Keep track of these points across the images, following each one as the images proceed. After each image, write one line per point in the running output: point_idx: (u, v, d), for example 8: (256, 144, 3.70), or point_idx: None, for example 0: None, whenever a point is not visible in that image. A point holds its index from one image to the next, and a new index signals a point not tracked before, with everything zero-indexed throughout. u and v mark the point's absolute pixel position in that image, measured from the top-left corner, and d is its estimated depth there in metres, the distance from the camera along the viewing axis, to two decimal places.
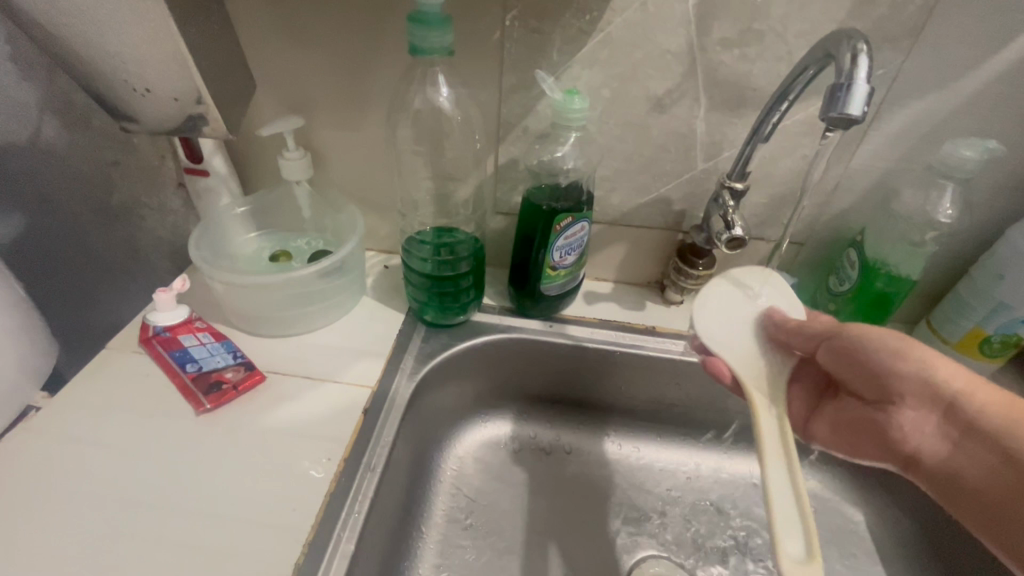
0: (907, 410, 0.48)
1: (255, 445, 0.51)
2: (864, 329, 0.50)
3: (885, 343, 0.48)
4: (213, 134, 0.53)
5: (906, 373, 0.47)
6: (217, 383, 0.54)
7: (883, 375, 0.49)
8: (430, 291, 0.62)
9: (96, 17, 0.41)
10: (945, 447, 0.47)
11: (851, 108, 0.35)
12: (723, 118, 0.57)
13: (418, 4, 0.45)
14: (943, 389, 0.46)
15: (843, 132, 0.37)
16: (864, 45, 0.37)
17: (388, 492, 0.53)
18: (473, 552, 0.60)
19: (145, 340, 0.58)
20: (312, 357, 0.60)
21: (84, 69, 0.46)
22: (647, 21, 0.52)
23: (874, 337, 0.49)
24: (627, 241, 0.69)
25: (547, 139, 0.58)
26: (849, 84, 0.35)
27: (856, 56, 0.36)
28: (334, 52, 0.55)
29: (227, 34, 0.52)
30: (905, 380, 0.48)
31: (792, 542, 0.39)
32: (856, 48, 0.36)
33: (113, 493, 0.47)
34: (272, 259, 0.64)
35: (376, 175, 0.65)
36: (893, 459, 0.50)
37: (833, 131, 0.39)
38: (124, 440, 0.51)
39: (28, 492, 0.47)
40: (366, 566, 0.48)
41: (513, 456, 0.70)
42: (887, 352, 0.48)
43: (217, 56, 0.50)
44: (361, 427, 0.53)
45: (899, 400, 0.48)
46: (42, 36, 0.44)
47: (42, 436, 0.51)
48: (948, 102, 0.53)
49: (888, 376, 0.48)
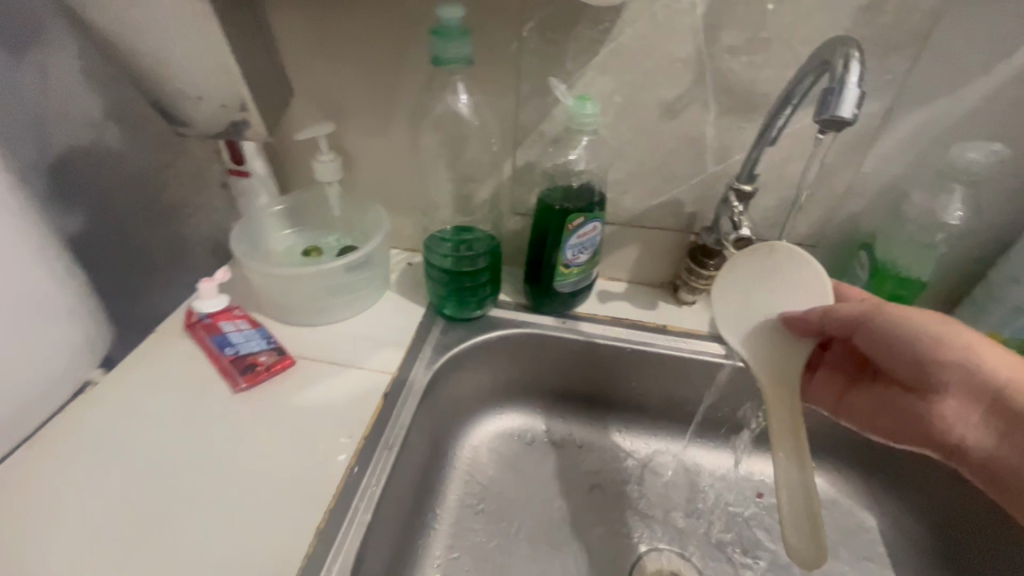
0: (947, 398, 0.47)
1: (284, 422, 0.55)
2: (905, 312, 0.48)
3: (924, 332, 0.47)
4: (253, 137, 0.58)
5: (948, 362, 0.46)
6: (251, 365, 0.59)
7: (924, 364, 0.47)
8: (449, 285, 0.66)
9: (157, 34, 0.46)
10: (990, 437, 0.45)
11: (842, 111, 0.37)
12: (733, 123, 0.59)
13: (440, 18, 0.49)
14: (987, 376, 0.45)
15: (835, 133, 0.38)
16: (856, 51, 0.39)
17: (403, 473, 0.56)
18: (484, 535, 0.63)
19: (190, 325, 0.64)
20: (338, 345, 0.64)
21: (145, 80, 0.52)
22: (656, 31, 0.54)
23: (914, 324, 0.47)
24: (640, 241, 0.71)
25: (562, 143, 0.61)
26: (840, 88, 0.37)
27: (848, 63, 0.38)
28: (365, 62, 0.59)
29: (268, 47, 0.58)
30: (947, 368, 0.46)
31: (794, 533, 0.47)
32: (848, 55, 0.38)
33: (159, 460, 0.52)
34: (304, 254, 0.69)
35: (402, 177, 0.69)
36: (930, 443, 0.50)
37: (827, 134, 0.40)
38: (169, 414, 0.56)
39: (87, 457, 0.52)
40: (382, 538, 0.51)
41: (526, 448, 0.72)
42: (927, 341, 0.47)
43: (259, 67, 0.56)
44: (381, 410, 0.57)
45: (942, 387, 0.47)
46: (112, 51, 0.49)
47: (100, 408, 0.57)
48: (959, 106, 0.53)
49: (929, 365, 0.47)
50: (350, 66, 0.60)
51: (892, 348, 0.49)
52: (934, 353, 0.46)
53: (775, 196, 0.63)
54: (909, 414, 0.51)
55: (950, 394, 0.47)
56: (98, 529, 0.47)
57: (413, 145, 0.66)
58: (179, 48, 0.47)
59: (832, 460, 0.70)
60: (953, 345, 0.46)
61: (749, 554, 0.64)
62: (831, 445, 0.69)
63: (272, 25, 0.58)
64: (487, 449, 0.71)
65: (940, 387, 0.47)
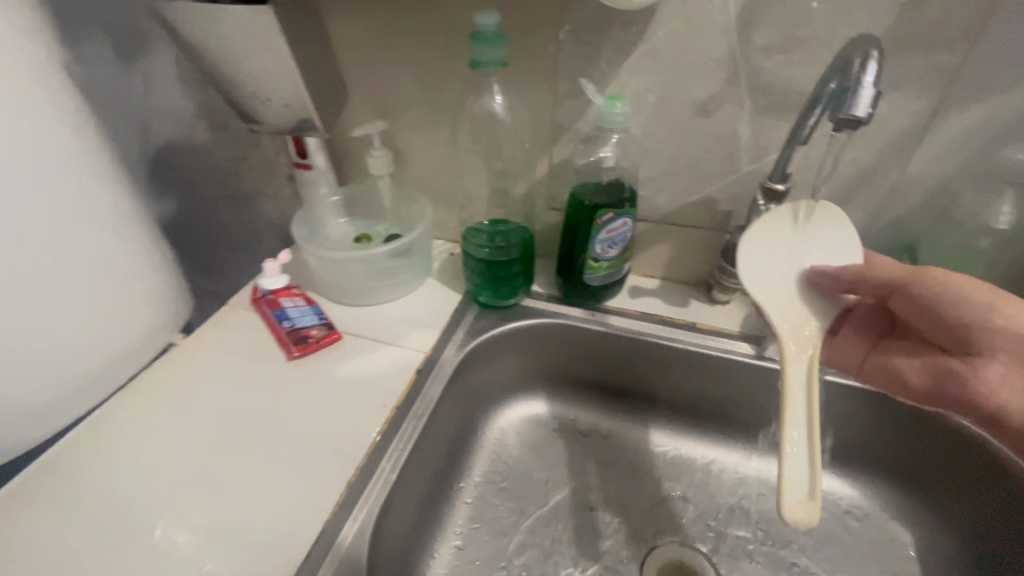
0: (991, 362, 0.46)
1: (329, 388, 0.62)
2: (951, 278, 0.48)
3: (968, 297, 0.47)
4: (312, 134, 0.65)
5: (992, 324, 0.45)
6: (304, 337, 0.66)
7: (968, 326, 0.47)
8: (483, 274, 0.70)
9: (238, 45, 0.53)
10: None
11: (856, 110, 0.37)
12: (768, 121, 0.59)
13: (477, 25, 0.53)
14: None
15: (850, 133, 0.38)
16: (877, 50, 0.39)
17: (429, 442, 0.61)
18: (504, 510, 0.67)
19: (255, 300, 0.72)
20: (380, 324, 0.70)
21: (227, 83, 0.59)
22: (689, 32, 0.56)
23: (961, 288, 0.47)
24: (673, 239, 0.72)
25: (594, 141, 0.64)
26: (856, 87, 0.38)
27: (866, 62, 0.38)
28: (414, 65, 0.65)
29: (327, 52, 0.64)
30: (990, 332, 0.45)
31: (795, 492, 0.45)
32: (867, 54, 0.38)
33: (226, 413, 0.60)
34: (355, 240, 0.76)
35: (445, 171, 0.74)
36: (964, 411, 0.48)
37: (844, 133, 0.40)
38: (235, 375, 0.64)
39: (167, 407, 0.61)
40: (406, 497, 0.57)
41: (551, 433, 0.75)
42: (975, 304, 0.46)
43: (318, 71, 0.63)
44: (413, 385, 0.62)
45: (987, 350, 0.46)
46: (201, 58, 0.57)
47: (180, 366, 0.66)
48: (1014, 106, 0.51)
49: (971, 326, 0.46)
50: (401, 68, 0.65)
51: (936, 309, 0.48)
52: (975, 316, 0.46)
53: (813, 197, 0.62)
54: (945, 379, 0.49)
55: (991, 357, 0.46)
56: (173, 468, 0.56)
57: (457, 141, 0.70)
58: (253, 55, 0.54)
59: (868, 472, 0.67)
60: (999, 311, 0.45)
61: (768, 557, 0.64)
62: (867, 456, 0.67)
63: (334, 33, 0.64)
64: (516, 432, 0.75)
65: (983, 350, 0.46)
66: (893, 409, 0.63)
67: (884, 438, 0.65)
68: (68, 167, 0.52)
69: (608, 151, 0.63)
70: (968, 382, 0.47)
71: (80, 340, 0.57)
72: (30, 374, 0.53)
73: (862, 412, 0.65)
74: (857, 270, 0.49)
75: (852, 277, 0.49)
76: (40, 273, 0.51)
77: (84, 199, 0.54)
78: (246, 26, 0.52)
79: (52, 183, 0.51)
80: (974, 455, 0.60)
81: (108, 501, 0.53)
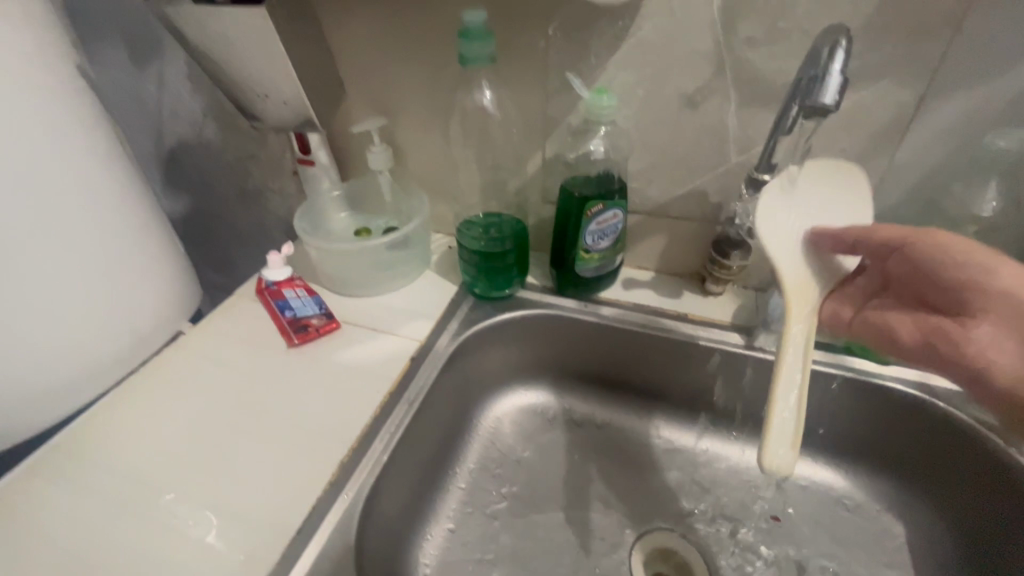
0: (983, 323, 0.47)
1: (328, 375, 0.64)
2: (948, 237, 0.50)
3: (965, 257, 0.48)
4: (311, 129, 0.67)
5: (984, 285, 0.47)
6: (305, 326, 0.69)
7: (963, 287, 0.48)
8: (478, 266, 0.72)
9: (238, 45, 0.56)
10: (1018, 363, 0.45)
11: (824, 99, 0.39)
12: (756, 112, 0.59)
13: (465, 22, 0.55)
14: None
15: (820, 119, 0.40)
16: (846, 39, 0.40)
17: (422, 428, 0.63)
18: (496, 496, 0.69)
19: (260, 291, 0.75)
20: (378, 314, 0.72)
21: (230, 81, 0.62)
22: (675, 25, 0.57)
23: (959, 248, 0.49)
24: (665, 231, 0.73)
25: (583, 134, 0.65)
26: (824, 76, 0.39)
27: (833, 51, 0.39)
28: (410, 62, 0.67)
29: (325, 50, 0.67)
30: (984, 293, 0.47)
31: (779, 444, 0.47)
32: (834, 43, 0.39)
33: (229, 397, 0.63)
34: (356, 234, 0.78)
35: (442, 166, 0.76)
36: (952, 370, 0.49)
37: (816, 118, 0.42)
38: (239, 362, 0.67)
39: (175, 392, 0.64)
40: (398, 479, 0.59)
41: (545, 422, 0.77)
42: (972, 265, 0.48)
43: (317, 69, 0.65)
44: (406, 372, 0.64)
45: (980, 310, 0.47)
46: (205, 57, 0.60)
47: (188, 353, 0.69)
48: (1000, 94, 0.50)
49: (966, 285, 0.48)
50: (398, 65, 0.68)
51: (931, 269, 0.50)
52: (972, 276, 0.48)
53: None
54: (937, 338, 0.50)
55: (982, 317, 0.47)
56: (178, 448, 0.59)
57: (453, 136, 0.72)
58: (253, 53, 0.57)
59: (860, 463, 0.68)
60: (991, 270, 0.47)
61: (757, 544, 0.65)
62: (859, 447, 0.67)
63: (334, 32, 0.67)
64: (509, 421, 0.76)
65: (976, 311, 0.48)
66: (884, 399, 0.63)
67: (876, 429, 0.65)
68: (81, 161, 0.56)
69: (599, 143, 0.65)
70: (960, 343, 0.48)
71: (91, 324, 0.60)
72: (42, 355, 0.56)
73: (853, 402, 0.65)
74: (862, 229, 0.52)
75: (857, 238, 0.52)
76: (53, 260, 0.54)
77: (96, 191, 0.58)
78: (245, 26, 0.54)
79: (65, 176, 0.54)
80: (965, 446, 0.60)
81: (119, 478, 0.56)
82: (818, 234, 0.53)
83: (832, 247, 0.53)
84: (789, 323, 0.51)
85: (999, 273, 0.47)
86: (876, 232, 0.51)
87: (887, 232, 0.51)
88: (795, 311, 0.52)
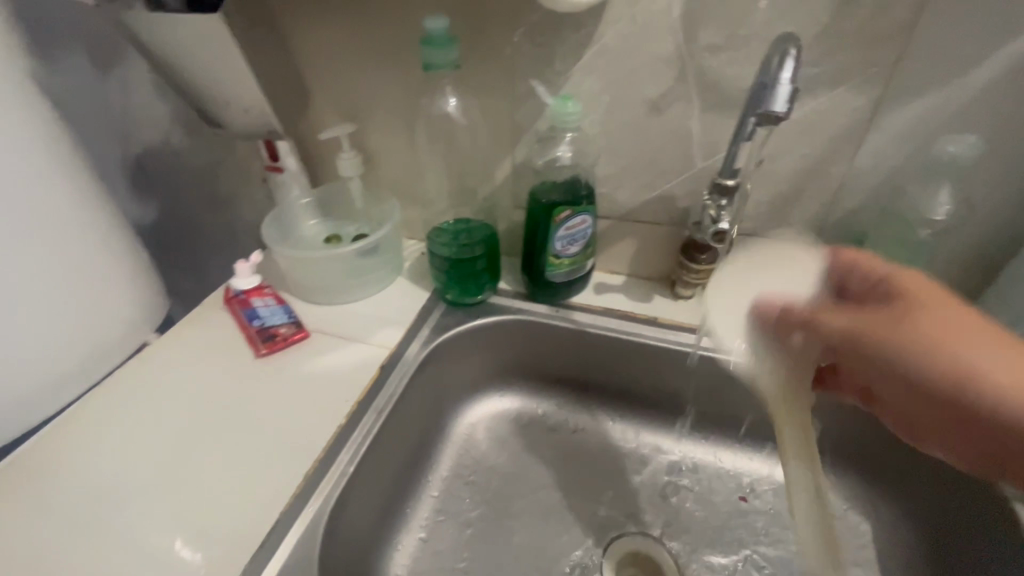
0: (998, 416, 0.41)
1: (295, 384, 0.64)
2: (920, 323, 0.44)
3: (927, 354, 0.43)
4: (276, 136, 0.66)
5: (982, 388, 0.41)
6: (273, 335, 0.68)
7: (951, 375, 0.42)
8: (449, 272, 0.72)
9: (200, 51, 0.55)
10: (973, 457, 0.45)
11: (774, 107, 0.40)
12: (719, 117, 0.60)
13: (428, 28, 0.55)
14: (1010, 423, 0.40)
15: (772, 126, 0.41)
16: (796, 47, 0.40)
17: (392, 436, 0.62)
18: (470, 503, 0.69)
19: (228, 300, 0.74)
20: (348, 322, 0.71)
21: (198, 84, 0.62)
22: (637, 32, 0.57)
23: (925, 335, 0.43)
24: (635, 236, 0.74)
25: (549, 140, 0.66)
26: (774, 85, 0.40)
27: (783, 59, 0.40)
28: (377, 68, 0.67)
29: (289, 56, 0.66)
30: (979, 393, 0.41)
31: (807, 535, 0.52)
32: (784, 51, 0.40)
33: (194, 409, 0.62)
34: (326, 241, 0.77)
35: (413, 172, 0.76)
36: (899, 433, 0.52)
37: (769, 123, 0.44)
38: (205, 373, 0.66)
39: (139, 404, 0.63)
40: (367, 488, 0.58)
41: (519, 427, 0.77)
42: (939, 367, 0.42)
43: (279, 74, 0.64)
44: (376, 381, 0.63)
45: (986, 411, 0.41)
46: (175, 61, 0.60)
47: (152, 364, 0.68)
48: (951, 99, 0.52)
49: (960, 378, 0.42)
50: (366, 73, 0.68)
51: (881, 370, 0.46)
52: (943, 380, 0.42)
53: (765, 191, 0.63)
54: (895, 415, 0.51)
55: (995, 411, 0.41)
56: (142, 462, 0.57)
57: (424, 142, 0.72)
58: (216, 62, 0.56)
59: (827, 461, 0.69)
60: (971, 366, 0.41)
61: (728, 545, 0.65)
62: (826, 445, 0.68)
63: (299, 38, 0.66)
64: (483, 427, 0.76)
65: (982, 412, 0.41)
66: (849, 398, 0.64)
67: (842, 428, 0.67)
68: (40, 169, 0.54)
69: (567, 149, 0.65)
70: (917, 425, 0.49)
71: (52, 336, 0.58)
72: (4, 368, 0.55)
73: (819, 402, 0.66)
74: (799, 320, 0.50)
75: (797, 326, 0.51)
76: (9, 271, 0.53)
77: (56, 201, 0.56)
78: (206, 32, 0.53)
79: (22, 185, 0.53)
80: None
81: (78, 495, 0.55)
82: (755, 316, 0.55)
83: (772, 334, 0.53)
84: (782, 429, 0.52)
85: (982, 367, 0.41)
86: (817, 329, 0.49)
87: (823, 325, 0.49)
88: (783, 411, 0.52)
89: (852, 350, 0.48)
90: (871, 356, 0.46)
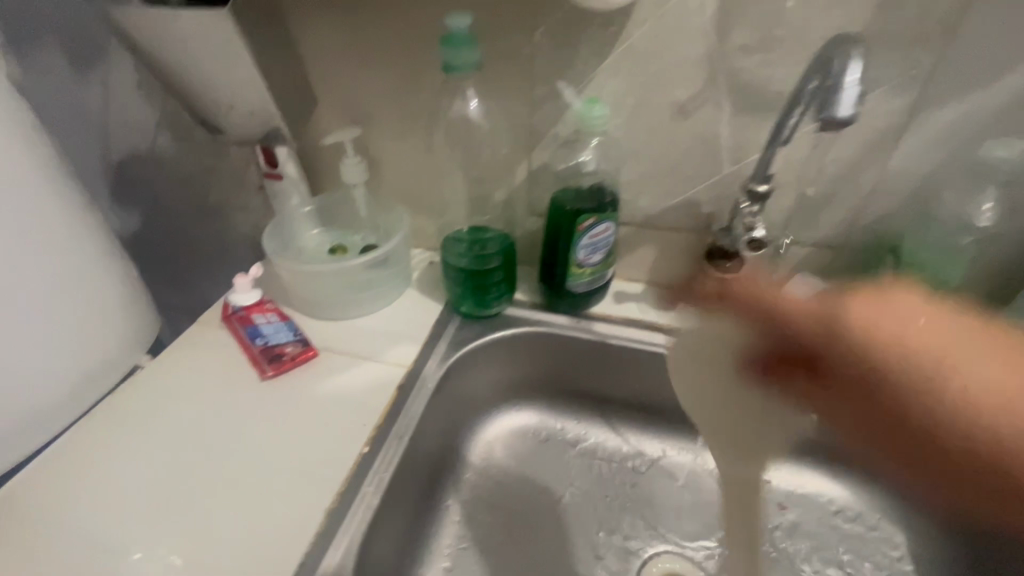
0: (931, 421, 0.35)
1: (307, 407, 0.59)
2: (890, 300, 0.38)
3: (892, 331, 0.37)
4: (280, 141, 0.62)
5: (931, 391, 0.35)
6: (279, 355, 0.63)
7: (886, 371, 0.37)
8: (464, 283, 0.68)
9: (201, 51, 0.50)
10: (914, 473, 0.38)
11: (839, 111, 0.38)
12: (749, 120, 0.58)
13: (448, 26, 0.51)
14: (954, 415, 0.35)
15: (834, 133, 0.38)
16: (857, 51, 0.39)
17: (414, 461, 0.59)
18: (493, 526, 0.65)
19: (227, 317, 0.69)
20: (359, 338, 0.67)
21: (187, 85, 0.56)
22: (667, 32, 0.54)
23: (900, 313, 0.37)
24: (656, 243, 0.71)
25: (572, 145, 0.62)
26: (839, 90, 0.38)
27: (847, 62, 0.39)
28: (386, 69, 0.62)
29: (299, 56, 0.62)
30: (920, 391, 0.36)
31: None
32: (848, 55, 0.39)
33: (197, 438, 0.57)
34: (331, 252, 0.73)
35: (422, 178, 0.72)
36: (891, 455, 0.38)
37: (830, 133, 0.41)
38: (206, 397, 0.61)
39: (135, 434, 0.58)
40: (391, 518, 0.55)
41: (538, 444, 0.74)
42: (885, 346, 0.37)
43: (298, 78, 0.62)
44: (394, 403, 0.60)
45: (925, 423, 0.36)
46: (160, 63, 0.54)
47: (147, 388, 0.63)
48: (990, 103, 0.51)
49: (911, 375, 0.36)
50: (374, 75, 0.63)
51: (839, 349, 0.40)
52: (895, 366, 0.36)
53: (794, 197, 0.61)
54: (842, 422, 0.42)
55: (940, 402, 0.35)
56: (141, 499, 0.52)
57: (436, 147, 0.69)
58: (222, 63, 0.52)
59: (857, 471, 0.67)
60: (933, 359, 0.35)
61: (760, 560, 0.64)
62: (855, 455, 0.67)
63: (302, 38, 0.62)
64: (500, 445, 0.73)
65: (921, 423, 0.36)
66: None
67: None
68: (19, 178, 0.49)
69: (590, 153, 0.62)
70: (848, 428, 0.41)
71: (40, 363, 0.54)
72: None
73: None
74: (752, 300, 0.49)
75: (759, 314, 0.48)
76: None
77: (37, 213, 0.51)
78: (208, 29, 0.49)
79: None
80: None
81: (74, 538, 0.50)
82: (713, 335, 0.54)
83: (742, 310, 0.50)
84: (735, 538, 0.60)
85: (955, 368, 0.35)
86: (779, 313, 0.46)
87: (791, 312, 0.45)
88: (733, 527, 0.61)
89: (813, 342, 0.42)
90: (831, 342, 0.40)
